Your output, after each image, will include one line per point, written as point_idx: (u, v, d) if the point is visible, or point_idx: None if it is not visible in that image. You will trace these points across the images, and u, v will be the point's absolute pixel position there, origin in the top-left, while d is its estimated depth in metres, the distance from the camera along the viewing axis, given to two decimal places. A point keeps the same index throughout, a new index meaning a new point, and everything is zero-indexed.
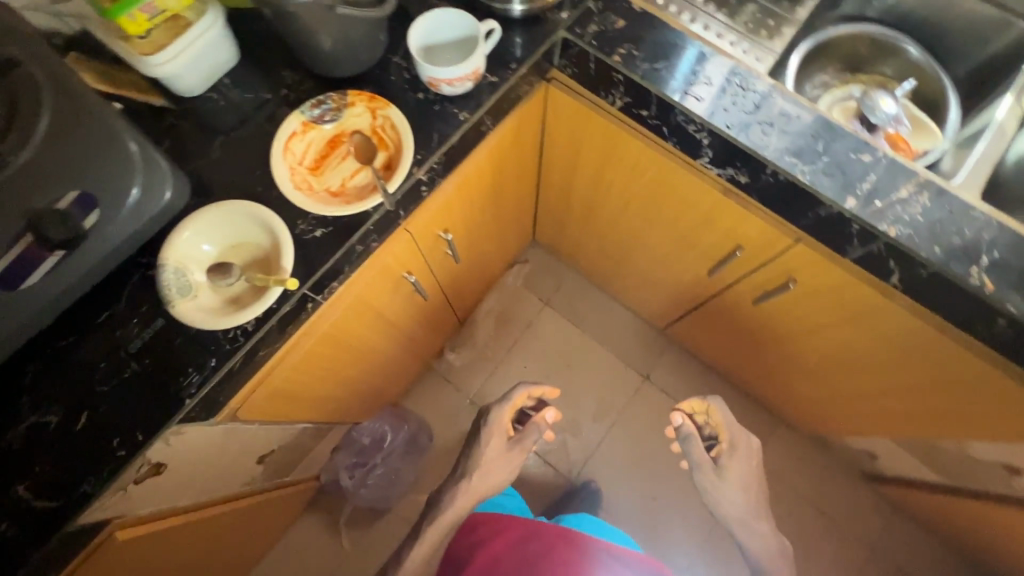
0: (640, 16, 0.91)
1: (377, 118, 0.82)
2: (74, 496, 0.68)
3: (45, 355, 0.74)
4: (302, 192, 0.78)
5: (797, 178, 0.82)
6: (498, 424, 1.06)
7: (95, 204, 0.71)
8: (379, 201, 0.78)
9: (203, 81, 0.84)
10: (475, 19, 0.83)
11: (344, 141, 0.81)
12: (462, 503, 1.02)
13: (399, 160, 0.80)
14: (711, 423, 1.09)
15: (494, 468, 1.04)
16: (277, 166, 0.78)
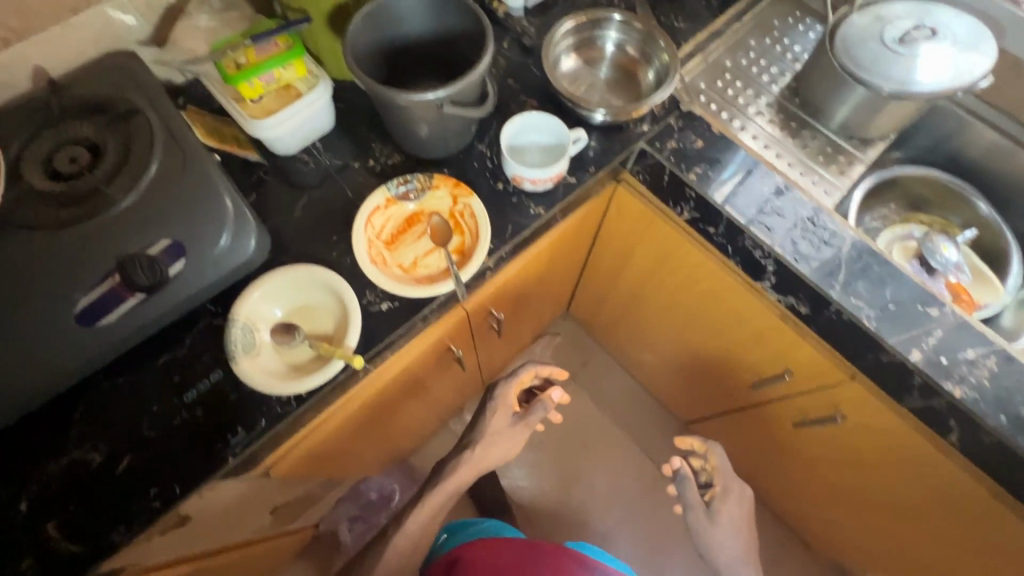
0: (718, 139, 0.96)
1: (458, 204, 0.85)
2: (102, 542, 0.67)
3: (100, 391, 0.74)
4: (377, 266, 0.80)
5: (863, 322, 0.83)
6: (506, 398, 0.98)
7: (183, 254, 0.73)
8: (451, 287, 0.80)
9: (298, 144, 0.89)
10: (565, 126, 0.89)
11: (423, 222, 0.84)
12: (462, 472, 0.95)
13: (474, 249, 0.83)
14: (708, 468, 1.00)
15: (496, 425, 0.97)
16: (357, 237, 0.81)
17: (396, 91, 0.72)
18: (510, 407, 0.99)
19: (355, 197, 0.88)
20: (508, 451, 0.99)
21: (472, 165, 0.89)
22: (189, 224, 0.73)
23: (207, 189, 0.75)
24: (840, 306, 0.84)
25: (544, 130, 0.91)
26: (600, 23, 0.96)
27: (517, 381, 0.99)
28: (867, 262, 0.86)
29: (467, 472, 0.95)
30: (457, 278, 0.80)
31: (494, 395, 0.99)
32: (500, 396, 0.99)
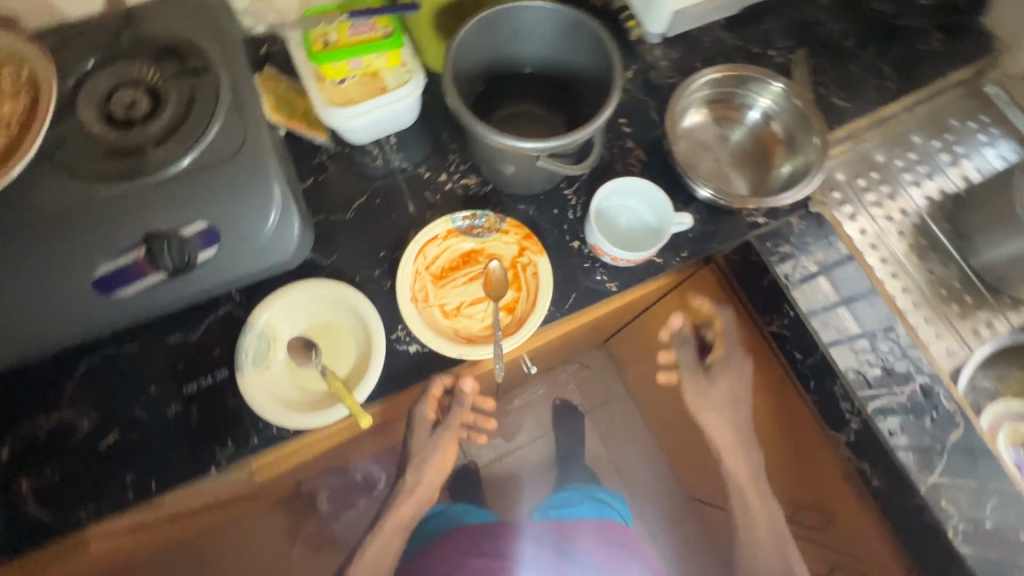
0: (841, 257, 0.81)
1: (523, 256, 0.75)
2: (68, 517, 0.65)
3: (105, 354, 0.70)
4: (416, 303, 0.72)
5: (949, 532, 0.71)
6: (444, 435, 0.80)
7: (217, 241, 0.66)
8: (490, 351, 0.71)
9: (370, 136, 0.79)
10: (666, 201, 0.77)
11: (479, 263, 0.75)
12: (407, 506, 0.83)
13: (527, 315, 0.73)
14: (711, 333, 0.88)
15: (429, 462, 0.82)
16: (405, 265, 0.72)
17: (490, 129, 0.61)
18: (430, 425, 0.78)
19: (415, 212, 0.79)
20: (435, 485, 0.85)
21: (550, 212, 0.78)
22: (230, 209, 0.66)
23: (258, 174, 0.67)
24: (925, 502, 0.72)
25: (641, 200, 0.79)
26: (750, 82, 0.80)
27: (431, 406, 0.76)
28: (973, 461, 0.74)
29: (409, 506, 0.83)
30: (497, 347, 0.70)
31: (412, 425, 0.78)
32: (421, 428, 0.78)
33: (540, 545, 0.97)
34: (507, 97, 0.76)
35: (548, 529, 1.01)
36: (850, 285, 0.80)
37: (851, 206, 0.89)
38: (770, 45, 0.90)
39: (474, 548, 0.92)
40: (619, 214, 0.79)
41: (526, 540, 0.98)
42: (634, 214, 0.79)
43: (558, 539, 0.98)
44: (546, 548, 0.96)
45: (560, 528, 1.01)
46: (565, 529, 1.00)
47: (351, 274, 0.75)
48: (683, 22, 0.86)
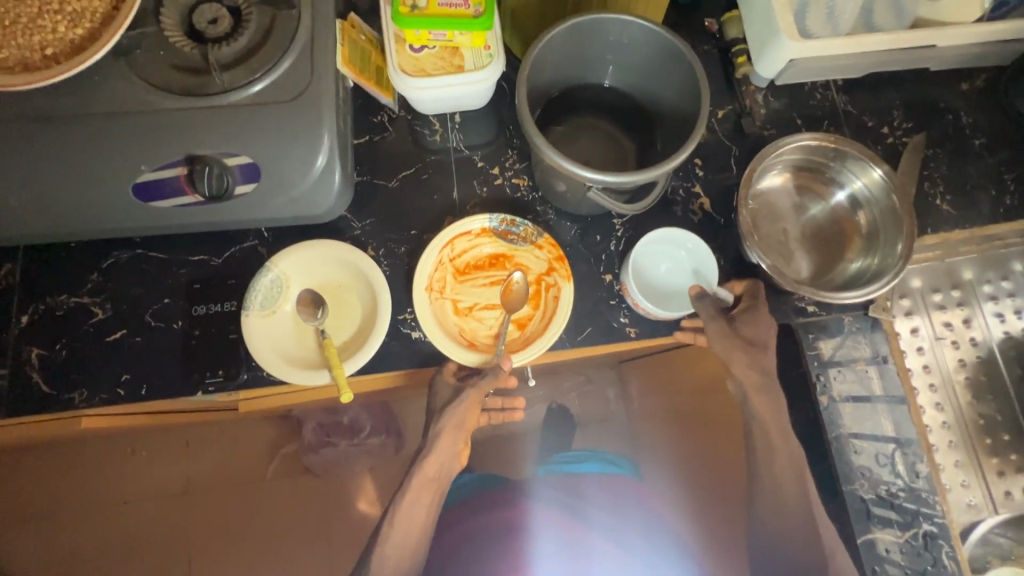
0: (884, 370, 0.75)
1: (549, 276, 0.72)
2: (64, 395, 0.69)
3: (133, 253, 0.73)
4: (429, 292, 0.71)
5: None
6: (462, 410, 0.71)
7: (257, 178, 0.66)
8: (488, 360, 0.69)
9: (435, 110, 0.77)
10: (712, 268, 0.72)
11: (504, 270, 0.73)
12: (430, 466, 0.74)
13: (534, 337, 0.70)
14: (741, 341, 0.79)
15: (447, 436, 0.73)
16: (430, 251, 0.71)
17: (552, 148, 0.58)
18: (450, 390, 0.71)
19: (458, 199, 0.77)
20: (463, 438, 0.74)
21: (591, 238, 0.75)
22: (276, 152, 0.65)
23: (312, 124, 0.66)
24: None
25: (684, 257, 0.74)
26: (849, 161, 0.73)
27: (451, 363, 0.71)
28: None
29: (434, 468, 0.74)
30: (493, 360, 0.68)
31: (431, 402, 0.72)
32: (437, 406, 0.71)
33: (553, 505, 0.89)
34: (584, 109, 0.71)
35: (559, 486, 0.92)
36: (887, 411, 0.74)
37: (917, 318, 0.81)
38: (887, 121, 0.81)
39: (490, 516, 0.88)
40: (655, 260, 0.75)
41: (540, 507, 0.89)
42: (676, 266, 0.75)
43: (569, 493, 0.91)
44: (565, 513, 0.89)
45: (569, 481, 0.93)
46: (576, 482, 0.93)
47: (378, 244, 0.75)
48: (795, 73, 0.79)
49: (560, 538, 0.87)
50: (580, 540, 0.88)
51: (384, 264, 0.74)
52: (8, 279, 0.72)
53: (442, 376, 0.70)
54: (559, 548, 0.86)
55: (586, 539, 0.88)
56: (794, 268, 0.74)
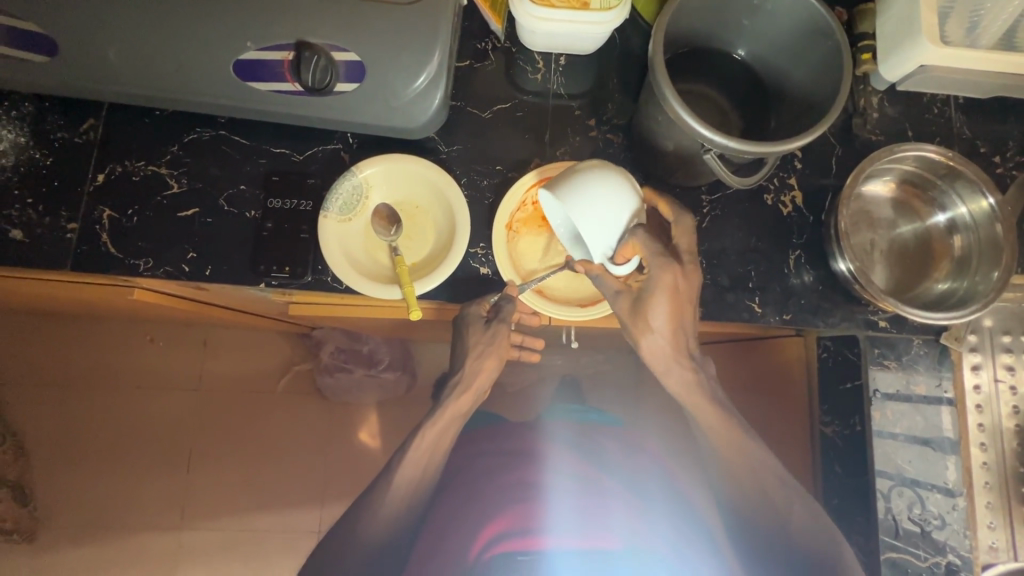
0: (938, 401, 0.77)
1: None
2: (129, 260, 0.69)
3: (216, 133, 0.72)
4: (507, 230, 0.70)
5: None
6: (495, 344, 0.71)
7: (359, 80, 0.64)
8: (555, 312, 0.68)
9: (543, 48, 0.74)
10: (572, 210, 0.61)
11: None
12: (462, 399, 0.76)
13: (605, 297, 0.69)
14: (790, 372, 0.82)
15: (482, 374, 0.75)
16: (516, 190, 0.70)
17: (679, 101, 0.55)
18: (482, 323, 0.70)
19: (548, 144, 0.76)
20: (494, 377, 0.77)
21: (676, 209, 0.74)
22: (385, 55, 0.63)
23: (426, 32, 0.63)
24: None
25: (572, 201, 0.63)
26: (959, 182, 0.71)
27: (492, 294, 0.70)
28: None
29: (464, 403, 0.76)
30: (565, 313, 0.68)
31: (464, 334, 0.71)
32: (470, 340, 0.71)
33: (571, 446, 0.91)
34: (702, 76, 0.68)
35: (575, 432, 0.93)
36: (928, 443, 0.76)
37: (981, 356, 0.79)
38: (1000, 149, 0.78)
39: (491, 447, 0.89)
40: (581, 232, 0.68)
41: (555, 445, 0.90)
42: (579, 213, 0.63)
43: (584, 440, 0.92)
44: (581, 457, 0.89)
45: (586, 429, 0.93)
46: (592, 431, 0.93)
47: (462, 173, 0.73)
48: (919, 81, 0.75)
49: (574, 478, 0.87)
50: (592, 479, 0.88)
51: (464, 193, 0.73)
52: (89, 134, 0.71)
53: (475, 310, 0.69)
54: (572, 482, 0.87)
55: (601, 480, 0.88)
56: (877, 279, 0.72)
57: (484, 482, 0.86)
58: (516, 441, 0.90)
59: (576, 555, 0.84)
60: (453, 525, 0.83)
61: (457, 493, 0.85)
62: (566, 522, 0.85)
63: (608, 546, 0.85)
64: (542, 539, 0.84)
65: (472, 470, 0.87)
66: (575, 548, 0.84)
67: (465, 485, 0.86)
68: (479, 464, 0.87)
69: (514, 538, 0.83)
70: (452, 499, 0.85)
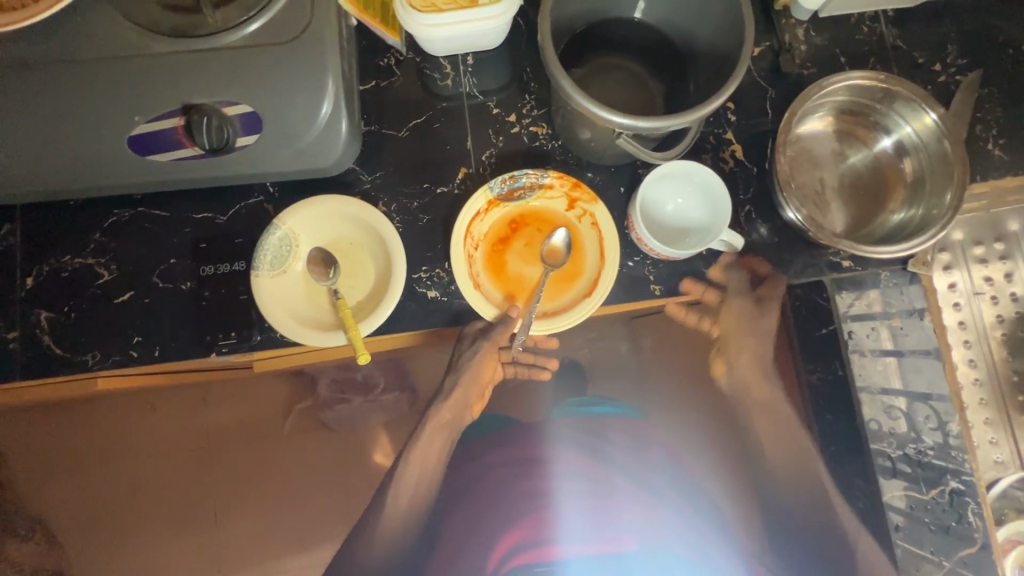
0: (916, 325, 0.75)
1: (576, 209, 0.70)
2: (78, 357, 0.68)
3: (135, 211, 0.70)
4: (476, 287, 0.68)
5: None
6: (479, 361, 0.72)
7: (259, 129, 0.62)
8: (567, 322, 0.67)
9: (446, 52, 0.72)
10: (661, 193, 0.69)
11: (527, 222, 0.71)
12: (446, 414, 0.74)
13: (599, 275, 0.68)
14: None
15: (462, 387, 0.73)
16: (458, 248, 0.67)
17: (578, 90, 0.53)
18: (469, 342, 0.71)
19: (472, 149, 0.73)
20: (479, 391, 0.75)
21: (615, 190, 0.72)
22: (276, 97, 0.60)
23: (313, 67, 0.60)
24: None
25: (663, 186, 0.69)
26: (898, 103, 0.68)
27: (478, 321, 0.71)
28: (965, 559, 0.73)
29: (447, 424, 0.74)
30: (586, 308, 0.67)
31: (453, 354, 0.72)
32: (454, 357, 0.72)
33: (577, 446, 0.76)
34: (609, 50, 0.65)
35: (578, 428, 0.75)
36: (919, 372, 0.76)
37: (955, 273, 0.78)
38: (939, 56, 0.74)
39: (486, 465, 0.74)
40: (664, 204, 0.70)
41: (558, 448, 0.75)
42: (670, 195, 0.70)
43: (592, 439, 0.75)
44: (587, 455, 0.76)
45: (591, 425, 0.75)
46: (601, 428, 0.75)
47: (389, 199, 0.71)
48: (840, 2, 0.72)
49: (583, 477, 0.75)
50: (605, 477, 0.75)
51: (397, 219, 0.71)
52: (9, 239, 0.69)
53: (466, 329, 0.71)
54: (580, 481, 0.75)
55: (612, 477, 0.75)
56: (833, 218, 0.70)
57: (486, 495, 0.74)
58: (518, 449, 0.75)
59: (594, 561, 0.75)
60: (465, 540, 0.74)
61: (458, 513, 0.74)
62: (580, 527, 0.75)
63: (625, 551, 0.75)
64: (555, 548, 0.75)
65: (472, 489, 0.74)
66: (592, 555, 0.75)
67: (468, 505, 0.74)
68: (479, 482, 0.74)
69: (528, 550, 0.75)
70: (456, 515, 0.74)
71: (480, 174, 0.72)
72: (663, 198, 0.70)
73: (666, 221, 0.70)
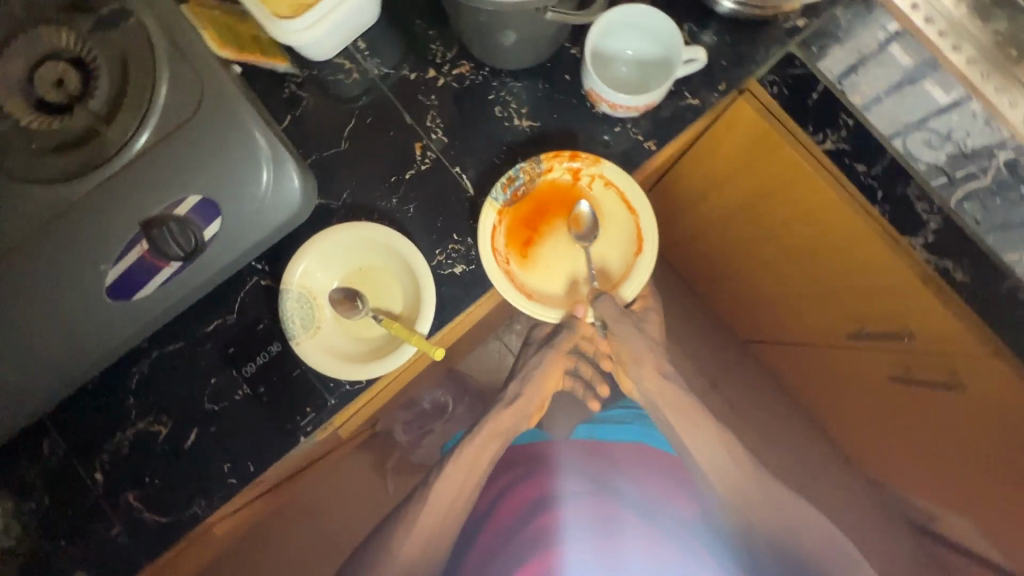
0: (902, 43, 0.75)
1: (583, 177, 0.70)
2: (185, 513, 0.66)
3: (152, 358, 0.68)
4: (530, 298, 0.69)
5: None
6: (547, 367, 0.82)
7: (218, 211, 0.59)
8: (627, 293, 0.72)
9: (337, 49, 0.69)
10: (614, 47, 0.68)
11: (542, 209, 0.71)
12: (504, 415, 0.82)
13: (636, 234, 0.71)
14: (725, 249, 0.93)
15: (529, 393, 0.83)
16: (494, 271, 0.65)
17: None
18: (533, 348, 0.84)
19: (413, 123, 0.70)
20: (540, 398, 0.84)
21: (562, 81, 0.70)
22: (216, 175, 0.58)
23: (233, 128, 0.58)
24: (1001, 268, 0.72)
25: (612, 40, 0.68)
26: None
27: (547, 327, 0.85)
28: None
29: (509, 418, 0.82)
30: (636, 276, 0.71)
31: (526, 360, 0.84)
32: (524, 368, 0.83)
33: (581, 476, 0.93)
34: None
35: (583, 451, 0.95)
36: (903, 102, 0.76)
37: None
38: None
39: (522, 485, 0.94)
40: (619, 57, 0.69)
41: (567, 475, 0.94)
42: (621, 46, 0.69)
43: (595, 459, 0.95)
44: (591, 482, 0.93)
45: (595, 449, 0.96)
46: (600, 453, 0.95)
47: (369, 210, 0.69)
48: None
49: (585, 512, 0.91)
50: (607, 502, 0.91)
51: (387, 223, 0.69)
52: (57, 449, 0.67)
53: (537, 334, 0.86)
54: (582, 512, 0.91)
55: (616, 501, 0.91)
56: None
57: (501, 528, 0.91)
58: (530, 486, 0.93)
59: None
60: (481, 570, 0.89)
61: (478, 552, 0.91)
62: (584, 563, 0.87)
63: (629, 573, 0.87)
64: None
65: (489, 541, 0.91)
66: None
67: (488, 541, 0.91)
68: (496, 530, 0.92)
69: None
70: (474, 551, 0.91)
71: (434, 141, 0.70)
72: (616, 51, 0.69)
73: (624, 73, 0.69)
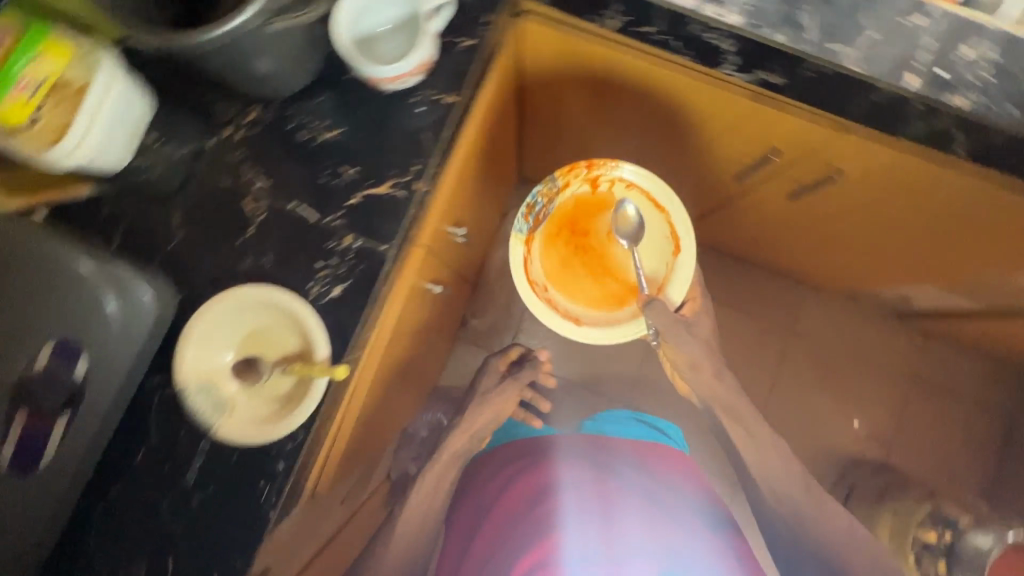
0: None
1: (600, 183, 0.89)
2: None
3: (99, 514, 0.67)
4: (578, 322, 0.85)
5: None
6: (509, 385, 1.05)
7: (78, 350, 0.60)
8: (674, 296, 0.86)
9: (127, 150, 0.69)
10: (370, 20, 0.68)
11: (570, 220, 0.91)
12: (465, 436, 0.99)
13: (676, 230, 0.86)
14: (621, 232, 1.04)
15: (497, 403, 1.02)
16: (528, 296, 0.85)
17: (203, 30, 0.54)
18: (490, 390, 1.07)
19: (234, 183, 0.71)
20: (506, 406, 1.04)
21: (347, 80, 0.72)
22: (60, 319, 0.59)
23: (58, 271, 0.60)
24: None
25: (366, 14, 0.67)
26: None
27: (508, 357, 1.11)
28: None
29: (463, 439, 0.97)
30: (681, 279, 0.86)
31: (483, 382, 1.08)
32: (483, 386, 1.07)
33: (585, 464, 0.99)
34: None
35: (588, 445, 1.02)
36: None
37: None
38: None
39: (522, 481, 0.99)
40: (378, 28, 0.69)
41: (570, 463, 0.99)
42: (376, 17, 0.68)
43: (599, 451, 1.01)
44: (592, 469, 0.98)
45: (601, 442, 1.03)
46: (603, 447, 1.02)
47: (231, 279, 0.69)
48: None
49: (583, 497, 0.95)
50: (607, 483, 0.97)
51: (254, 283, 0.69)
52: None
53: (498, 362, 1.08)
54: (581, 500, 0.95)
55: (617, 481, 0.98)
56: None
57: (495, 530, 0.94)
58: (533, 483, 0.98)
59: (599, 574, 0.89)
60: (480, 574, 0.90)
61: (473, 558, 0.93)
62: (579, 552, 0.90)
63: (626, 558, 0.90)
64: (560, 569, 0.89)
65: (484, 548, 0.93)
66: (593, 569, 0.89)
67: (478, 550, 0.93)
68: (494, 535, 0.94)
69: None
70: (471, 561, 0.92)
71: (259, 189, 0.71)
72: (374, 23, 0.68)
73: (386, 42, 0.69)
